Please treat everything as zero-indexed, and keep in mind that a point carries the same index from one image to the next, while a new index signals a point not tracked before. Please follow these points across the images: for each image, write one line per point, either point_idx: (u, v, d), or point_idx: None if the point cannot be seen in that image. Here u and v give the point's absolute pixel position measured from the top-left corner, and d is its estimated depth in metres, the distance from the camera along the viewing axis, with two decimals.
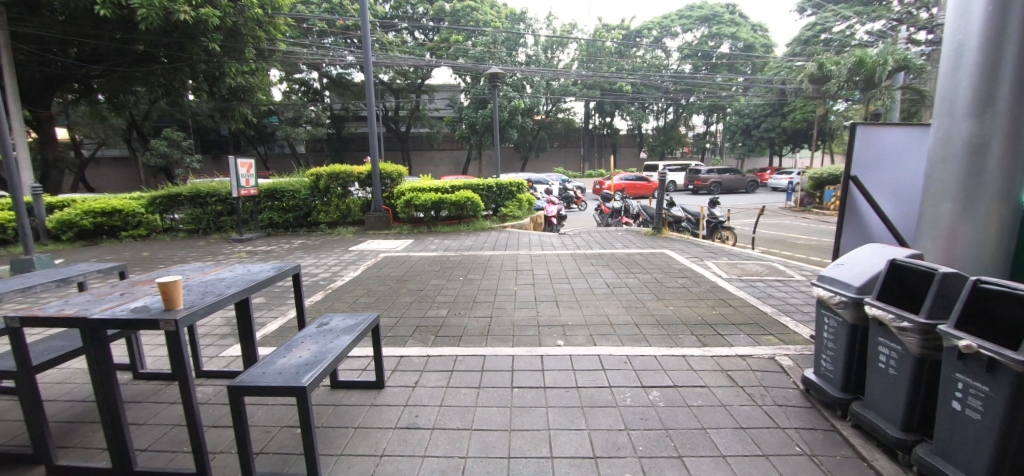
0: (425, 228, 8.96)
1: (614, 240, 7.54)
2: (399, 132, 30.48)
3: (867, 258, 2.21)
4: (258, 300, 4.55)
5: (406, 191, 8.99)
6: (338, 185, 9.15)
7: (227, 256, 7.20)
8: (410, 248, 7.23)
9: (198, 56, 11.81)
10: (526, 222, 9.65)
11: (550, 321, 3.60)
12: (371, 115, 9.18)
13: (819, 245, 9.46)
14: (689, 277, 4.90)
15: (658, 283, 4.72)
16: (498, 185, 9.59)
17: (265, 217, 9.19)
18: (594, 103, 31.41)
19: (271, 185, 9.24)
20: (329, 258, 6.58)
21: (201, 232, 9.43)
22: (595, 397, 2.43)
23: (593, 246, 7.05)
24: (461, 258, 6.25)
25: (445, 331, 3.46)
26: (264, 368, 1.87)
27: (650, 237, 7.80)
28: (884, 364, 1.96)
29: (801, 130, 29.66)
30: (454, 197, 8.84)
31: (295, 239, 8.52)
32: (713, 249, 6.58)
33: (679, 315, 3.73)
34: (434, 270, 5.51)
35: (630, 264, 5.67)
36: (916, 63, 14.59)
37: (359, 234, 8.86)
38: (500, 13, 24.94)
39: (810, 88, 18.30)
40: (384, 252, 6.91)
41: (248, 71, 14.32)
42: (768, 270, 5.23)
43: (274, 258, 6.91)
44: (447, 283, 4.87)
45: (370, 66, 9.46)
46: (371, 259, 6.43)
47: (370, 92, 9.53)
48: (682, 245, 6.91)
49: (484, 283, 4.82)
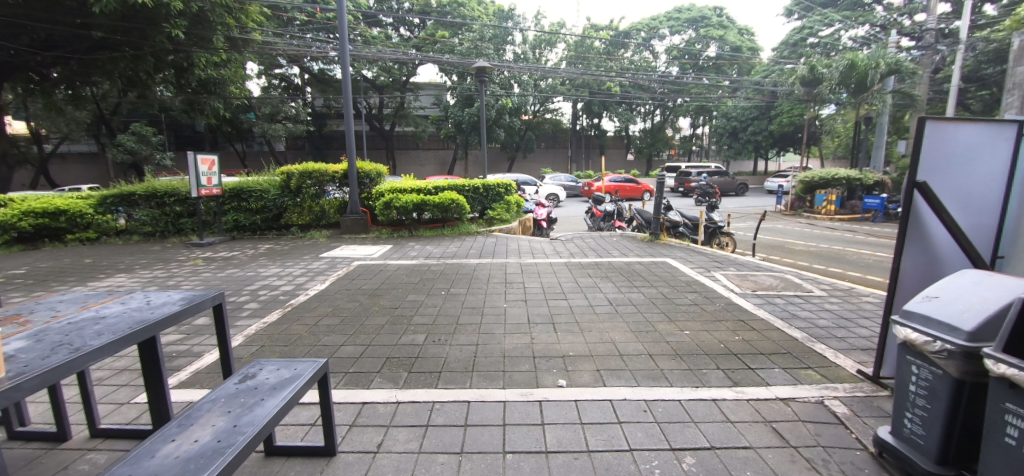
0: (406, 232, 8.32)
1: (611, 246, 7.01)
2: (383, 130, 29.57)
3: (971, 291, 1.68)
4: (202, 321, 3.84)
5: (386, 192, 8.34)
6: (311, 184, 8.41)
7: (181, 261, 6.41)
8: (388, 255, 6.56)
9: (161, 44, 10.84)
10: (514, 226, 9.06)
11: (547, 351, 3.01)
12: (348, 109, 8.42)
13: (818, 252, 9.10)
14: (699, 293, 4.38)
15: (667, 300, 4.17)
16: (485, 186, 9.00)
17: (230, 219, 8.37)
18: (582, 104, 31.02)
19: (236, 183, 8.44)
20: (296, 267, 5.86)
21: (159, 234, 8.51)
22: (613, 467, 1.85)
23: (588, 253, 6.48)
24: (444, 268, 5.59)
25: (421, 365, 2.83)
26: (128, 468, 1.22)
27: (647, 243, 7.29)
28: (1011, 438, 1.42)
29: (788, 134, 29.78)
30: (437, 198, 8.22)
31: (262, 243, 7.74)
32: (718, 258, 6.10)
33: (698, 341, 3.18)
34: (412, 282, 4.87)
35: (632, 275, 5.12)
36: (907, 67, 14.54)
37: (333, 238, 8.14)
38: (488, 10, 24.33)
39: (801, 91, 18.14)
40: (359, 259, 6.24)
41: (219, 62, 13.37)
42: (783, 284, 4.75)
43: (235, 265, 6.16)
44: (426, 299, 4.21)
45: (348, 55, 8.68)
46: (343, 268, 5.74)
47: (348, 84, 8.74)
48: (684, 253, 6.41)
49: (469, 300, 4.18)
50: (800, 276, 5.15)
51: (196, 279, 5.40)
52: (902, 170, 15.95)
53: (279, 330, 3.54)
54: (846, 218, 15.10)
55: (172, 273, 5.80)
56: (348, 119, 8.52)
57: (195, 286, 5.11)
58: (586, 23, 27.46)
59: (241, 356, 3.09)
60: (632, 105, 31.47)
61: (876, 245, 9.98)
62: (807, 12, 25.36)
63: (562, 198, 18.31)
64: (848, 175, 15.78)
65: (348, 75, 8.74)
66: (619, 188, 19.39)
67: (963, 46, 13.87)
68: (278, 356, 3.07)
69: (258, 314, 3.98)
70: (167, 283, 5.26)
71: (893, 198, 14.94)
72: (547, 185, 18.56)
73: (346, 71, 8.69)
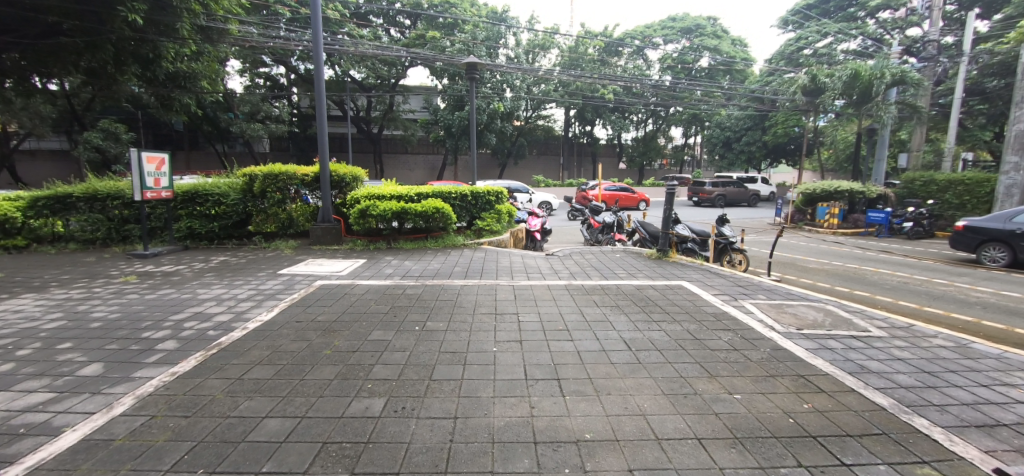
0: (383, 244, 7.40)
1: (615, 264, 6.16)
2: (371, 133, 28.62)
3: None
4: (89, 372, 2.85)
5: (362, 198, 7.42)
6: (277, 189, 7.45)
7: (110, 278, 5.37)
8: (359, 272, 5.61)
9: (119, 31, 9.77)
10: (505, 238, 8.18)
11: (554, 433, 2.12)
12: (322, 105, 7.47)
13: (836, 271, 8.40)
14: (737, 333, 3.56)
15: (697, 343, 3.34)
16: (474, 193, 8.13)
17: (183, 226, 7.33)
18: (574, 110, 30.47)
19: (192, 186, 7.43)
20: (246, 287, 4.87)
21: (98, 243, 7.37)
22: None
23: (592, 272, 5.62)
24: (421, 292, 4.67)
25: (370, 459, 1.90)
26: None
27: (655, 262, 6.47)
28: None
29: (781, 145, 29.56)
30: (420, 206, 7.31)
31: (217, 256, 6.72)
32: (740, 282, 5.32)
33: (759, 415, 2.34)
34: (381, 312, 3.95)
35: (647, 304, 4.29)
36: (913, 78, 14.15)
37: (300, 250, 7.17)
38: (481, 11, 23.61)
39: (801, 100, 17.69)
40: (323, 278, 5.29)
41: (188, 55, 12.31)
42: (830, 320, 3.97)
43: (172, 283, 5.14)
44: (393, 338, 3.30)
45: (321, 44, 7.70)
46: (303, 289, 4.78)
47: (321, 75, 7.76)
48: (700, 275, 5.60)
49: (449, 341, 3.27)
50: (842, 308, 4.40)
51: (117, 303, 4.37)
52: (904, 183, 15.54)
53: (189, 388, 2.60)
54: (849, 233, 14.60)
55: (91, 292, 4.76)
56: (321, 116, 7.54)
57: (110, 312, 4.08)
58: (580, 29, 26.97)
59: (115, 437, 2.13)
60: (626, 113, 31.00)
61: (891, 263, 9.36)
62: (801, 24, 25.24)
63: (556, 206, 17.58)
64: (851, 187, 15.35)
65: (321, 66, 7.74)
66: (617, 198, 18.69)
67: (969, 58, 13.98)
68: (169, 437, 2.13)
69: (170, 361, 3.00)
70: (78, 308, 4.22)
71: (897, 213, 14.48)
72: (540, 192, 17.85)
73: (320, 60, 7.69)
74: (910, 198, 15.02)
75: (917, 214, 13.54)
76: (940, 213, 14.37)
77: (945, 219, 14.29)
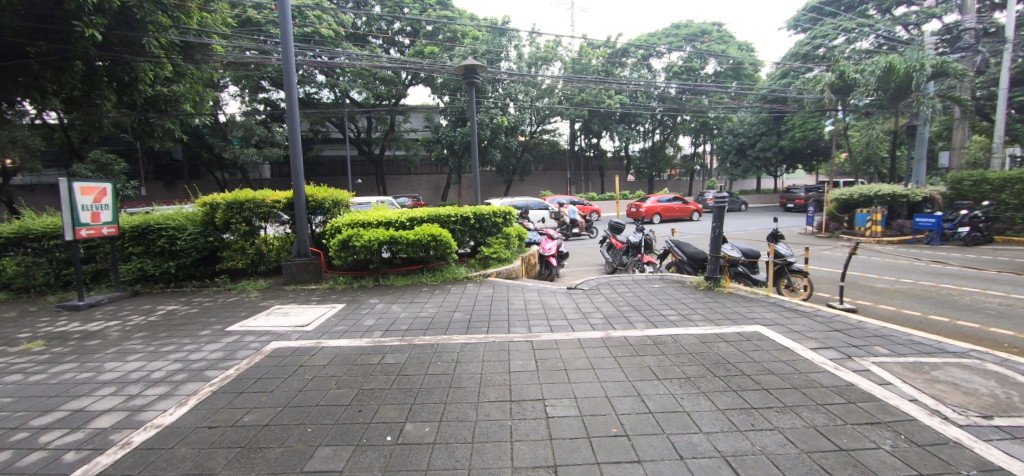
0: (370, 280, 6.16)
1: (659, 300, 4.82)
2: (372, 155, 27.89)
3: None
4: None
5: (344, 227, 6.22)
6: (242, 218, 6.23)
7: (9, 345, 4.14)
8: (333, 325, 4.34)
9: (83, 50, 8.84)
10: (516, 266, 6.92)
11: None
12: (295, 116, 6.24)
13: (914, 292, 7.00)
14: (900, 435, 2.21)
15: (853, 464, 1.97)
16: (476, 215, 6.91)
17: (132, 267, 6.13)
18: (580, 123, 29.53)
19: (142, 218, 6.25)
20: (172, 358, 3.62)
21: (35, 291, 6.21)
22: None
23: (632, 314, 4.31)
24: (405, 358, 3.35)
25: None
26: None
27: (703, 295, 5.11)
28: None
29: (799, 149, 28.29)
30: (412, 233, 6.07)
31: (165, 304, 5.51)
32: (835, 325, 3.96)
33: None
34: (340, 406, 2.61)
35: (727, 371, 2.96)
36: (955, 68, 12.93)
37: (270, 292, 5.94)
38: (481, 25, 23.02)
39: (829, 99, 16.21)
40: (283, 337, 4.01)
41: (168, 77, 11.42)
42: (1018, 396, 2.60)
43: (85, 352, 3.90)
44: (343, 472, 1.97)
45: (291, 41, 6.45)
46: (247, 359, 3.51)
47: (291, 75, 6.41)
48: (774, 315, 4.23)
49: (434, 474, 1.94)
50: (1014, 369, 3.00)
51: None
52: (950, 185, 14.07)
53: None
54: (896, 241, 13.10)
55: None
56: (294, 129, 6.31)
57: None
58: (583, 40, 26.30)
59: None
60: (633, 123, 29.98)
61: (966, 278, 7.91)
62: (813, 24, 24.38)
63: (575, 221, 16.63)
64: (893, 190, 13.97)
65: (292, 67, 6.46)
66: (668, 210, 18.00)
67: (1013, 44, 12.66)
68: None
69: None
70: None
71: (946, 217, 13.03)
72: (559, 208, 16.98)
73: (289, 58, 6.40)
74: (959, 200, 13.52)
75: (973, 218, 12.19)
76: (995, 216, 12.87)
77: (1004, 221, 12.78)
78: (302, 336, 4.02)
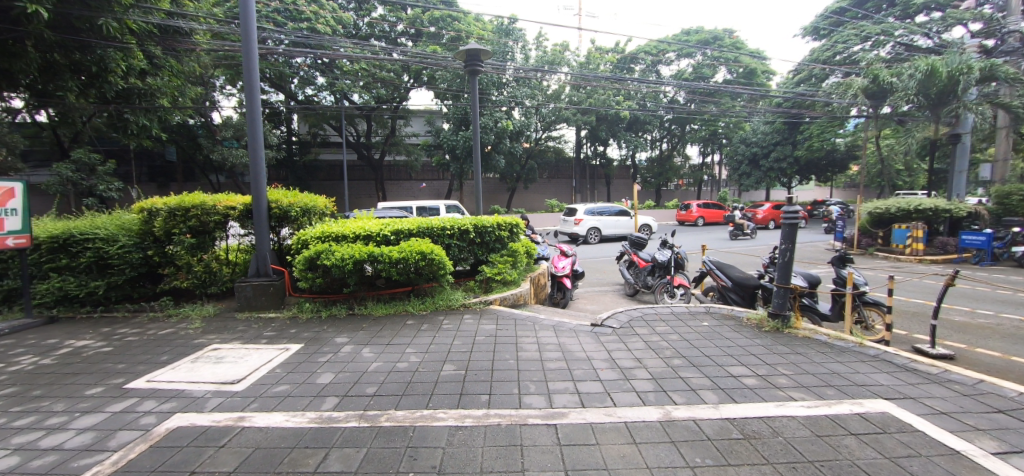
0: (345, 307, 4.96)
1: (721, 351, 3.58)
2: (372, 159, 26.79)
3: None
4: None
5: (314, 240, 5.04)
6: (186, 227, 5.04)
7: None
8: (273, 381, 3.11)
9: (35, 32, 7.72)
10: (525, 290, 5.72)
11: None
12: (255, 105, 5.09)
13: (1007, 329, 5.75)
14: None
15: None
16: (477, 227, 5.74)
17: (48, 288, 4.93)
18: (586, 130, 28.40)
19: (66, 225, 5.05)
20: (11, 444, 2.39)
21: None
22: None
23: (692, 376, 3.07)
24: (354, 463, 2.09)
25: None
26: None
27: (775, 340, 3.88)
28: None
29: (816, 159, 27.09)
30: (397, 250, 4.86)
31: (75, 340, 4.29)
32: (993, 402, 2.75)
33: None
34: None
35: None
36: (1005, 71, 11.86)
37: (217, 322, 4.72)
38: (485, 26, 21.94)
39: (864, 106, 14.98)
40: (191, 407, 2.76)
41: (141, 69, 10.30)
42: None
43: None
44: None
45: (254, 14, 5.26)
46: (115, 453, 2.27)
47: (252, 54, 5.24)
48: (895, 383, 3.00)
49: None
50: None
51: None
52: (996, 199, 12.78)
53: None
54: (940, 260, 11.85)
55: None
56: (253, 119, 5.13)
57: None
58: (591, 44, 25.32)
59: None
60: (641, 131, 28.90)
61: None
62: (832, 30, 23.31)
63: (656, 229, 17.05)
64: (935, 204, 12.65)
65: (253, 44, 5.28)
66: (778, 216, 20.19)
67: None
68: None
69: None
70: None
71: (996, 234, 11.78)
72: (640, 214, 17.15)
73: (249, 30, 5.22)
74: (1009, 216, 12.25)
75: None
76: None
77: None
78: (223, 404, 2.79)
